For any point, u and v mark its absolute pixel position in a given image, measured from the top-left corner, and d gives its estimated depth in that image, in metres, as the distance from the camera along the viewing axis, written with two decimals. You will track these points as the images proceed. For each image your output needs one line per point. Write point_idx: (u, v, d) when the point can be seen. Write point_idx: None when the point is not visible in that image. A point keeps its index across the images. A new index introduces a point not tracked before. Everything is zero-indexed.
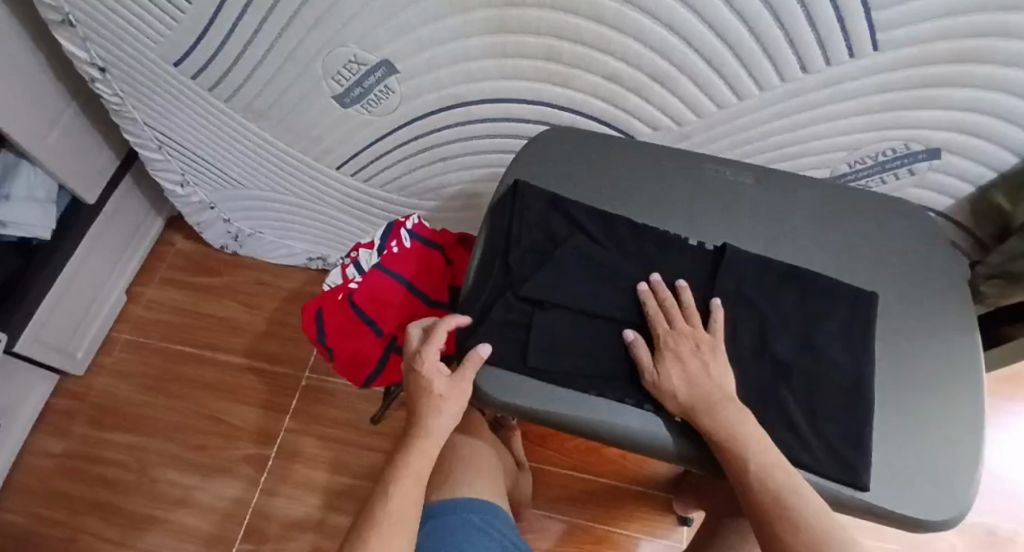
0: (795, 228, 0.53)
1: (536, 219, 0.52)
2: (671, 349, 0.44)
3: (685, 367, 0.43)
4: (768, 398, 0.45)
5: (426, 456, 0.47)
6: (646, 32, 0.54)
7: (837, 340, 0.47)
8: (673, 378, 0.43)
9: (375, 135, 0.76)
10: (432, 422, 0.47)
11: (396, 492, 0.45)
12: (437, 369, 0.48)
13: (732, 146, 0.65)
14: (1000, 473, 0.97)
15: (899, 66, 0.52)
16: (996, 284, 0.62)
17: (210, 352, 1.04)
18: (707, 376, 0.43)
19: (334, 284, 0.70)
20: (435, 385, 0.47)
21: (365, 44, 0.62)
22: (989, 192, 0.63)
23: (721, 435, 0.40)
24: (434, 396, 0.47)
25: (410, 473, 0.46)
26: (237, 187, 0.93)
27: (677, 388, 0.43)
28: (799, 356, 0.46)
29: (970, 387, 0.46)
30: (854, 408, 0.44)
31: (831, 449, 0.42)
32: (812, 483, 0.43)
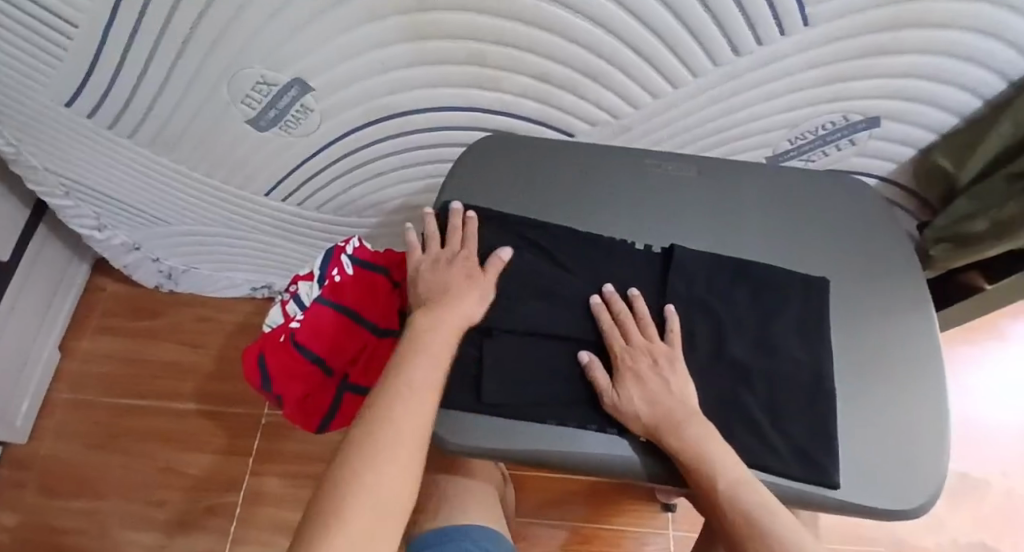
0: (743, 218, 0.51)
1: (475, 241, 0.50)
2: (629, 365, 0.43)
3: (643, 382, 0.42)
4: (733, 405, 0.43)
5: (441, 347, 0.42)
6: (570, 27, 0.50)
7: (793, 334, 0.46)
8: (631, 396, 0.42)
9: (300, 158, 0.70)
10: (441, 316, 0.44)
11: (412, 378, 0.39)
12: (465, 260, 0.47)
13: (671, 134, 0.63)
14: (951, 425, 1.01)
15: (831, 39, 0.50)
16: (945, 248, 0.62)
17: (161, 400, 0.98)
18: (668, 393, 0.41)
19: (275, 324, 0.65)
20: (451, 279, 0.46)
21: (271, 64, 0.56)
22: (932, 154, 0.62)
23: (686, 457, 0.39)
24: (449, 292, 0.46)
25: (425, 359, 0.41)
26: (161, 224, 0.87)
27: (638, 407, 0.41)
28: (756, 356, 0.45)
29: (928, 364, 0.46)
30: (816, 404, 0.43)
31: (798, 450, 0.41)
32: (785, 489, 0.41)
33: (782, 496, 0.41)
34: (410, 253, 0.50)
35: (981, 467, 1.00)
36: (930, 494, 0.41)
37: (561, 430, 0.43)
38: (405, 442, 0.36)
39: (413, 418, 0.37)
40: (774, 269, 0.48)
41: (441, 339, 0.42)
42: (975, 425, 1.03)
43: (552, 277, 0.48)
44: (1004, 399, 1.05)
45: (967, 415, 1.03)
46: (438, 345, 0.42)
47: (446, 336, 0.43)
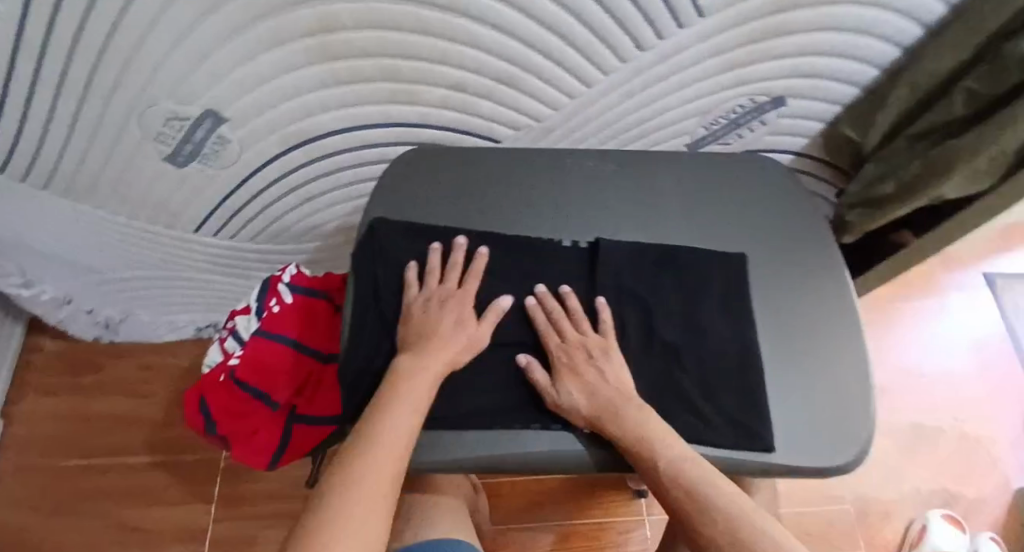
0: (663, 205, 0.53)
1: (402, 256, 0.49)
2: (565, 361, 0.43)
3: (579, 376, 0.43)
4: (670, 385, 0.44)
5: (425, 387, 0.41)
6: (476, 36, 0.51)
7: (719, 312, 0.47)
8: (571, 391, 0.42)
9: (226, 190, 0.69)
10: (432, 357, 0.42)
11: (395, 418, 0.38)
12: (462, 306, 0.45)
13: (593, 132, 0.65)
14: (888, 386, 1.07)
15: (726, 26, 0.52)
16: (859, 212, 0.65)
17: (111, 457, 0.94)
18: (605, 383, 0.42)
19: (214, 363, 0.63)
20: (446, 323, 0.44)
21: (179, 98, 0.55)
22: (839, 125, 0.64)
23: (629, 439, 0.40)
24: (441, 333, 0.43)
25: (408, 399, 0.39)
26: (92, 273, 0.83)
27: (578, 401, 0.42)
28: (687, 337, 0.46)
29: (847, 325, 0.49)
30: (746, 377, 0.44)
31: (735, 421, 0.42)
32: (729, 461, 0.42)
33: (724, 469, 0.42)
34: (407, 283, 0.48)
35: (929, 415, 1.05)
36: (858, 448, 0.43)
37: (506, 433, 0.43)
38: (376, 488, 0.33)
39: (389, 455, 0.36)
40: (696, 251, 0.50)
41: (426, 379, 0.41)
42: (917, 376, 1.08)
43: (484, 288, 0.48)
44: (938, 347, 1.11)
45: (909, 367, 1.09)
46: (421, 385, 0.40)
47: (431, 376, 0.41)
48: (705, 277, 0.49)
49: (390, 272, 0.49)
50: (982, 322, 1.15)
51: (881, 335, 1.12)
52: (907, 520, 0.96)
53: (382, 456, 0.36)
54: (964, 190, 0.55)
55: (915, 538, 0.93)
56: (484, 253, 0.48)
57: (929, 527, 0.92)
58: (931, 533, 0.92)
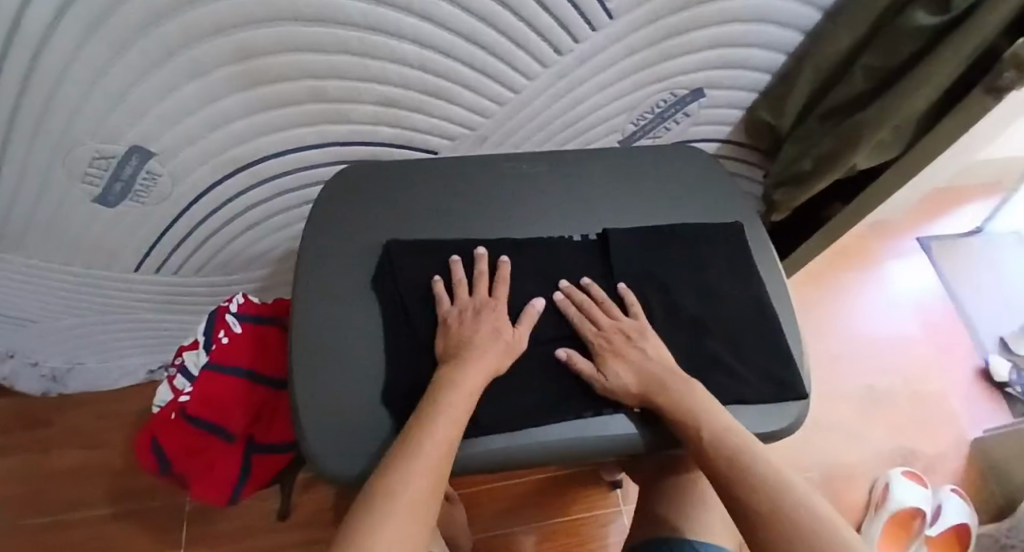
0: (595, 203, 0.56)
1: (418, 269, 0.50)
2: (608, 348, 0.46)
3: (625, 359, 0.45)
4: (702, 354, 0.48)
5: (467, 398, 0.40)
6: (399, 52, 0.52)
7: (729, 280, 0.52)
8: (619, 375, 0.44)
9: (163, 225, 0.68)
10: (473, 367, 0.42)
11: (434, 432, 0.38)
12: (499, 316, 0.46)
13: (527, 137, 0.66)
14: (840, 353, 1.12)
15: (638, 26, 0.55)
16: (785, 191, 0.68)
17: (67, 513, 0.89)
18: (648, 361, 0.45)
19: (165, 401, 0.62)
20: (484, 333, 0.45)
21: (102, 137, 0.54)
22: (755, 110, 0.68)
23: (675, 412, 0.42)
24: (480, 346, 0.43)
25: (450, 411, 0.39)
26: (31, 325, 0.80)
27: (627, 382, 0.44)
28: (707, 307, 0.50)
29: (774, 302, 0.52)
30: (767, 336, 0.50)
31: (769, 378, 0.47)
32: (763, 417, 0.46)
33: (760, 433, 0.46)
34: (438, 296, 0.48)
35: (881, 378, 1.10)
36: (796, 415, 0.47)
37: (473, 435, 0.43)
38: (416, 502, 0.34)
39: (429, 467, 0.36)
40: (631, 245, 0.52)
41: (467, 390, 0.41)
42: (867, 343, 1.13)
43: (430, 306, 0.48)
44: (883, 313, 1.17)
45: (858, 335, 1.14)
46: (463, 395, 0.40)
47: (473, 387, 0.41)
48: (643, 273, 0.51)
49: (337, 295, 0.49)
50: (921, 286, 1.21)
51: (829, 306, 1.17)
52: (872, 481, 1.00)
53: (421, 470, 0.35)
54: (875, 159, 0.58)
55: (879, 496, 0.97)
56: (508, 265, 0.50)
57: (892, 484, 0.96)
58: (893, 491, 0.95)
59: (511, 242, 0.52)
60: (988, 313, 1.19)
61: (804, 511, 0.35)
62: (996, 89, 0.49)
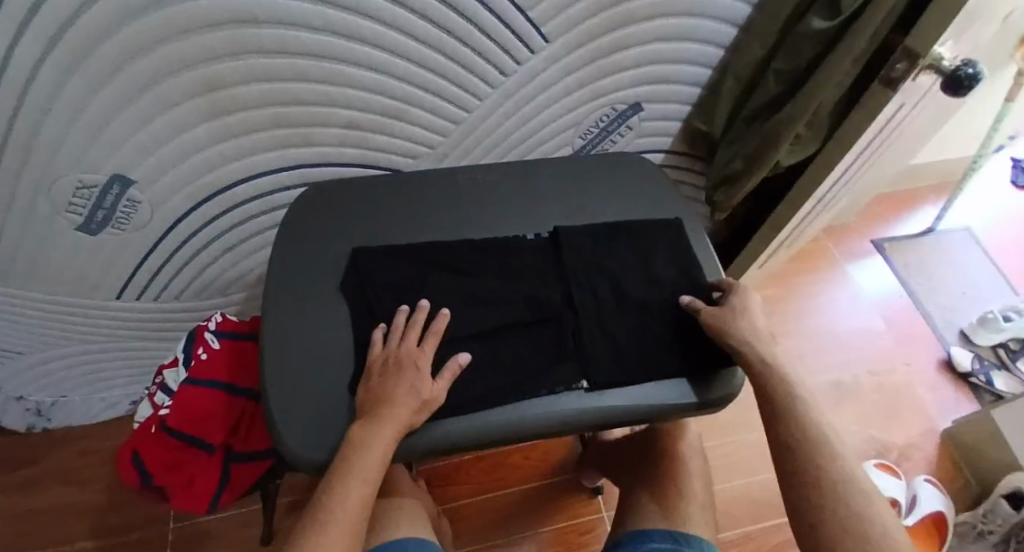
0: (546, 207, 0.61)
1: (383, 274, 0.54)
2: (739, 295, 0.52)
3: (740, 307, 0.51)
4: (646, 334, 0.52)
5: (368, 479, 0.41)
6: (357, 78, 0.58)
7: (673, 266, 0.57)
8: (730, 315, 0.50)
9: (143, 252, 0.71)
10: (384, 427, 0.43)
11: (345, 496, 0.40)
12: (418, 371, 0.46)
13: (483, 152, 0.71)
14: (806, 353, 1.16)
15: (573, 46, 0.61)
16: (723, 190, 0.73)
17: (50, 549, 0.90)
18: (759, 328, 0.50)
19: (144, 418, 0.64)
20: (401, 390, 0.45)
21: (84, 168, 0.58)
22: (690, 120, 0.74)
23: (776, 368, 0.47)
24: (393, 415, 0.44)
25: (351, 494, 0.40)
26: (15, 358, 0.82)
27: (739, 323, 0.50)
28: (652, 292, 0.55)
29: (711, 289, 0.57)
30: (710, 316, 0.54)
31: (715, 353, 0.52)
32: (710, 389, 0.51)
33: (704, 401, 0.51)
34: (371, 343, 0.49)
35: (849, 373, 1.14)
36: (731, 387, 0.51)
37: (440, 417, 0.47)
38: None
39: (341, 534, 0.39)
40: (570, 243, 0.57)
41: (370, 467, 0.42)
42: (832, 340, 1.18)
43: (387, 305, 0.52)
44: (845, 311, 1.22)
45: (825, 332, 1.18)
46: (373, 456, 0.42)
47: (377, 465, 0.42)
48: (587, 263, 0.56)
49: (306, 301, 0.53)
50: (883, 285, 1.26)
51: (790, 310, 1.21)
52: None
53: (334, 531, 0.38)
54: (798, 155, 0.64)
55: None
56: (445, 318, 0.50)
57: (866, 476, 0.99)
58: None
59: (465, 244, 0.57)
60: (948, 307, 1.25)
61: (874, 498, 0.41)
62: (892, 81, 0.56)
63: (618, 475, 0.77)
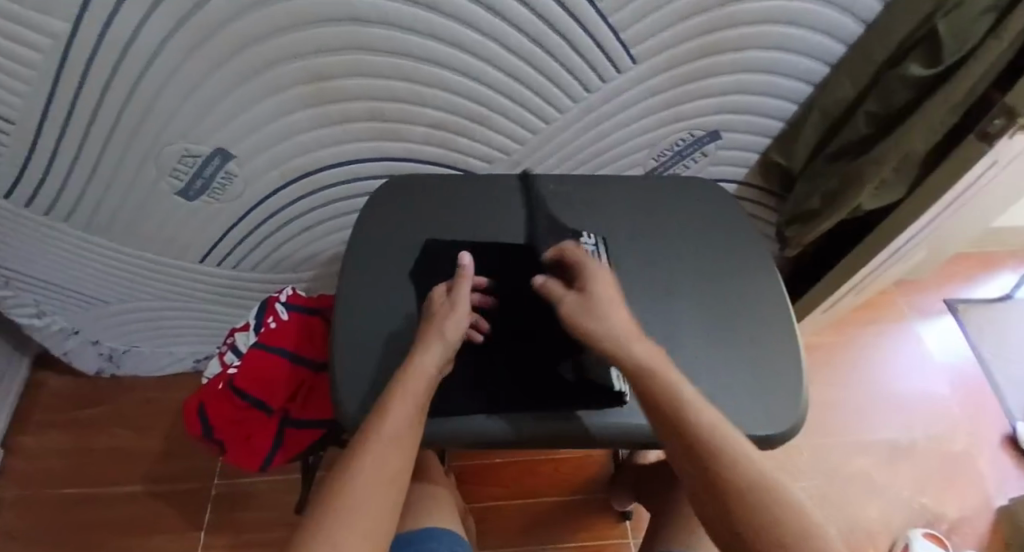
0: (616, 222, 0.62)
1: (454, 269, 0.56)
2: (596, 277, 0.47)
3: (598, 296, 0.46)
4: (704, 359, 0.53)
5: (406, 423, 0.42)
6: (448, 81, 0.61)
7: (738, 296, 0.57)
8: (590, 308, 0.46)
9: (230, 222, 0.77)
10: (426, 355, 0.45)
11: (395, 414, 0.42)
12: (451, 314, 0.48)
13: (557, 163, 0.73)
14: (857, 406, 1.12)
15: (659, 70, 0.62)
16: (797, 227, 0.73)
17: (105, 488, 0.96)
18: (608, 315, 0.45)
19: (213, 374, 0.69)
20: (433, 340, 0.46)
21: (193, 139, 0.63)
22: (768, 152, 0.73)
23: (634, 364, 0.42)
24: (422, 365, 0.45)
25: (392, 433, 0.40)
26: (101, 305, 0.89)
27: (601, 310, 0.45)
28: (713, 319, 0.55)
29: (774, 325, 0.56)
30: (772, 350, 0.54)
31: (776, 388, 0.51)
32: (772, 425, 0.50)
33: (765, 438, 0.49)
34: None
35: (903, 433, 1.09)
36: (793, 423, 0.50)
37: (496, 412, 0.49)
38: (387, 476, 0.38)
39: (394, 447, 0.40)
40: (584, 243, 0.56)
41: (405, 411, 0.42)
42: (887, 396, 1.13)
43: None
44: (905, 368, 1.17)
45: (880, 387, 1.14)
46: (421, 381, 0.44)
47: (412, 412, 0.43)
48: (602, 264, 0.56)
49: (379, 284, 0.56)
50: (950, 347, 1.20)
51: (844, 360, 1.18)
52: (892, 539, 0.98)
53: (386, 443, 0.40)
54: (880, 201, 0.63)
55: None
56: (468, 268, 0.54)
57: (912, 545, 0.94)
58: None
59: (534, 246, 0.58)
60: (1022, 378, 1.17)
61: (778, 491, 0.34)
62: (987, 136, 0.54)
63: (650, 498, 0.76)
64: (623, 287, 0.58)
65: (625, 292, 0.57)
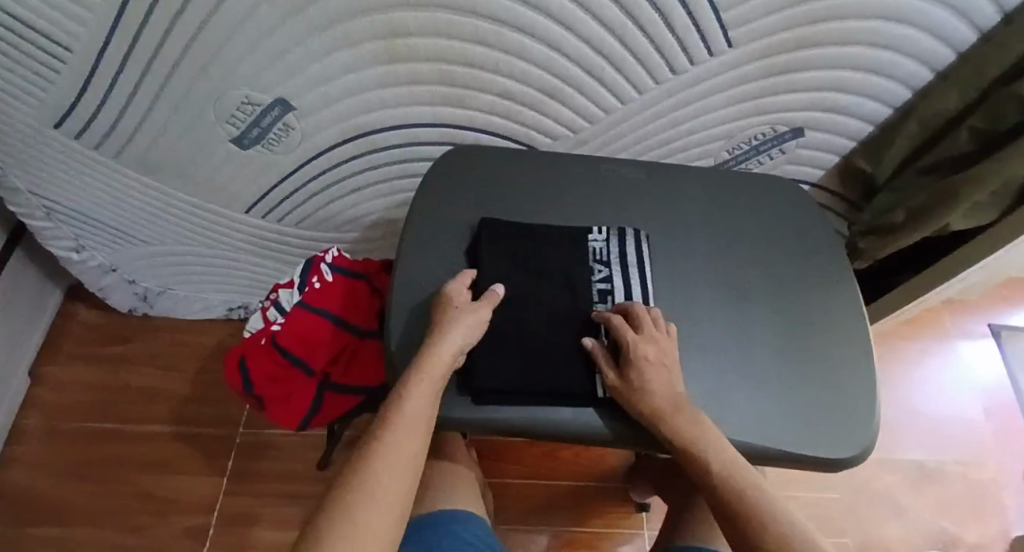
0: (689, 218, 0.59)
1: (509, 247, 0.53)
2: (642, 356, 0.45)
3: (646, 369, 0.45)
4: (773, 372, 0.51)
5: (421, 415, 0.40)
6: (528, 50, 0.57)
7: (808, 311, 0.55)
8: (639, 384, 0.45)
9: (281, 174, 0.74)
10: (444, 344, 0.44)
11: (413, 401, 0.40)
12: (475, 314, 0.47)
13: (625, 146, 0.70)
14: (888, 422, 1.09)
15: (753, 58, 0.58)
16: (872, 239, 0.71)
17: (132, 425, 0.97)
18: (663, 387, 0.45)
19: (255, 329, 0.68)
20: (457, 326, 0.45)
21: (256, 86, 0.60)
22: (851, 157, 0.71)
23: (682, 439, 0.42)
24: (437, 352, 0.44)
25: (409, 421, 0.39)
26: (142, 245, 0.88)
27: (641, 395, 0.45)
28: (782, 332, 0.53)
29: (846, 342, 0.54)
30: (842, 371, 0.52)
31: (843, 413, 0.49)
32: (847, 449, 0.48)
33: (837, 463, 0.48)
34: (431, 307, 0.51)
35: (932, 455, 1.07)
36: (863, 448, 0.48)
37: (560, 404, 0.47)
38: (405, 461, 0.37)
39: (411, 433, 0.39)
40: (591, 241, 0.54)
41: (423, 399, 0.41)
42: (920, 415, 1.11)
43: (496, 271, 0.52)
44: (942, 390, 1.14)
45: (912, 405, 1.12)
46: (437, 370, 0.43)
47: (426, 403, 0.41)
48: (608, 262, 0.53)
49: (442, 257, 0.54)
50: (989, 372, 1.17)
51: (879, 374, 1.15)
52: None
53: (405, 430, 0.38)
54: (969, 220, 0.60)
55: None
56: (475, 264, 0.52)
57: None
58: None
59: (567, 232, 0.55)
60: None
61: (790, 525, 0.35)
62: None
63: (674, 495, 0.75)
64: (692, 286, 0.55)
65: (693, 292, 0.55)
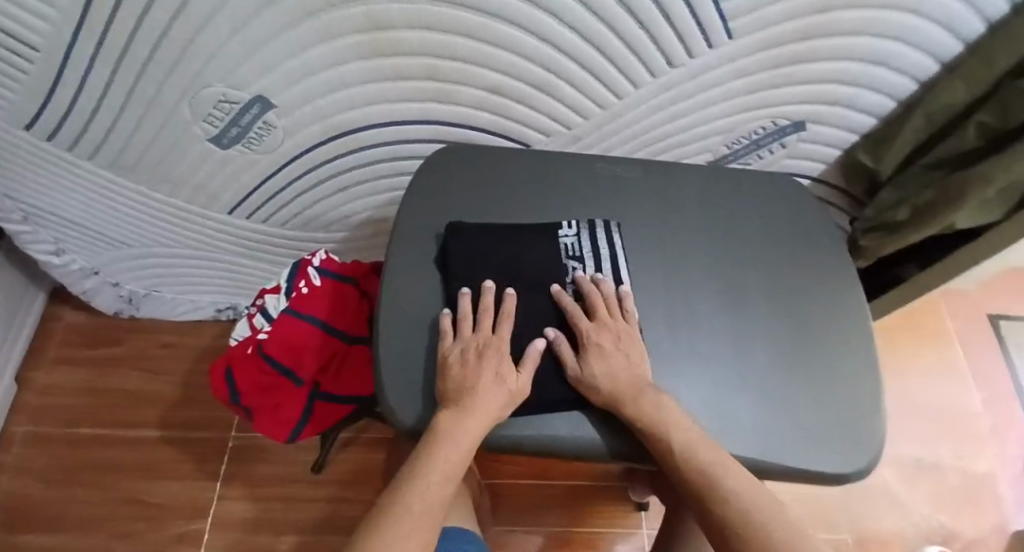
0: (688, 217, 0.57)
1: (504, 254, 0.51)
2: (596, 340, 0.46)
3: (606, 350, 0.45)
4: (778, 378, 0.49)
5: (435, 504, 0.38)
6: (518, 44, 0.55)
7: (811, 314, 0.53)
8: (602, 363, 0.45)
9: (263, 174, 0.72)
10: (474, 419, 0.41)
11: (427, 485, 0.39)
12: (505, 375, 0.44)
13: (621, 142, 0.68)
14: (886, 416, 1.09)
15: (751, 50, 0.55)
16: (876, 236, 0.70)
17: (121, 429, 0.95)
18: (626, 369, 0.45)
19: (242, 337, 0.66)
20: (489, 396, 0.42)
21: (232, 83, 0.58)
22: (853, 151, 0.69)
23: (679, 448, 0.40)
24: (461, 428, 0.41)
25: (420, 510, 0.37)
26: (125, 247, 0.86)
27: (599, 380, 0.44)
28: (785, 337, 0.52)
29: (849, 346, 0.52)
30: (846, 376, 0.50)
31: (848, 420, 0.48)
32: (856, 463, 0.46)
33: (844, 479, 0.46)
34: (443, 333, 0.46)
35: (929, 449, 1.06)
36: (869, 458, 0.47)
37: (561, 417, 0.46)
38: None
39: (419, 524, 0.37)
40: (562, 236, 0.53)
41: (438, 483, 0.39)
42: (917, 409, 1.10)
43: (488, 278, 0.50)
44: (941, 383, 1.13)
45: (910, 398, 1.11)
46: (460, 450, 0.40)
47: (443, 490, 0.39)
48: (582, 256, 0.52)
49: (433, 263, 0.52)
50: (988, 363, 1.16)
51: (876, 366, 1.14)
52: None
53: (413, 519, 0.37)
54: (974, 219, 0.58)
55: None
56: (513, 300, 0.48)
57: None
58: None
59: (562, 236, 0.53)
60: None
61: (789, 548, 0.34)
62: None
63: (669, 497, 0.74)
64: (692, 289, 0.53)
65: (693, 296, 0.53)
